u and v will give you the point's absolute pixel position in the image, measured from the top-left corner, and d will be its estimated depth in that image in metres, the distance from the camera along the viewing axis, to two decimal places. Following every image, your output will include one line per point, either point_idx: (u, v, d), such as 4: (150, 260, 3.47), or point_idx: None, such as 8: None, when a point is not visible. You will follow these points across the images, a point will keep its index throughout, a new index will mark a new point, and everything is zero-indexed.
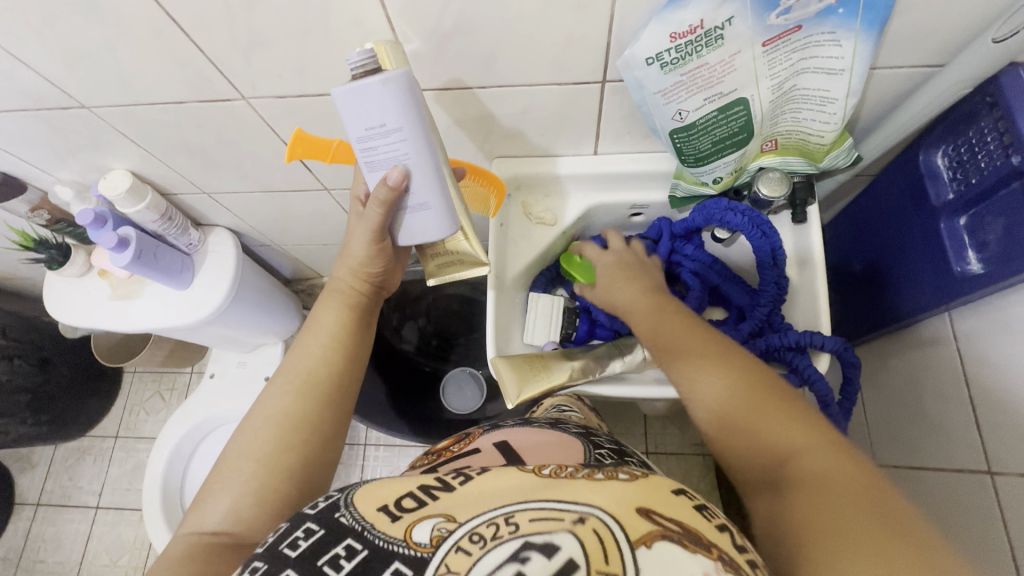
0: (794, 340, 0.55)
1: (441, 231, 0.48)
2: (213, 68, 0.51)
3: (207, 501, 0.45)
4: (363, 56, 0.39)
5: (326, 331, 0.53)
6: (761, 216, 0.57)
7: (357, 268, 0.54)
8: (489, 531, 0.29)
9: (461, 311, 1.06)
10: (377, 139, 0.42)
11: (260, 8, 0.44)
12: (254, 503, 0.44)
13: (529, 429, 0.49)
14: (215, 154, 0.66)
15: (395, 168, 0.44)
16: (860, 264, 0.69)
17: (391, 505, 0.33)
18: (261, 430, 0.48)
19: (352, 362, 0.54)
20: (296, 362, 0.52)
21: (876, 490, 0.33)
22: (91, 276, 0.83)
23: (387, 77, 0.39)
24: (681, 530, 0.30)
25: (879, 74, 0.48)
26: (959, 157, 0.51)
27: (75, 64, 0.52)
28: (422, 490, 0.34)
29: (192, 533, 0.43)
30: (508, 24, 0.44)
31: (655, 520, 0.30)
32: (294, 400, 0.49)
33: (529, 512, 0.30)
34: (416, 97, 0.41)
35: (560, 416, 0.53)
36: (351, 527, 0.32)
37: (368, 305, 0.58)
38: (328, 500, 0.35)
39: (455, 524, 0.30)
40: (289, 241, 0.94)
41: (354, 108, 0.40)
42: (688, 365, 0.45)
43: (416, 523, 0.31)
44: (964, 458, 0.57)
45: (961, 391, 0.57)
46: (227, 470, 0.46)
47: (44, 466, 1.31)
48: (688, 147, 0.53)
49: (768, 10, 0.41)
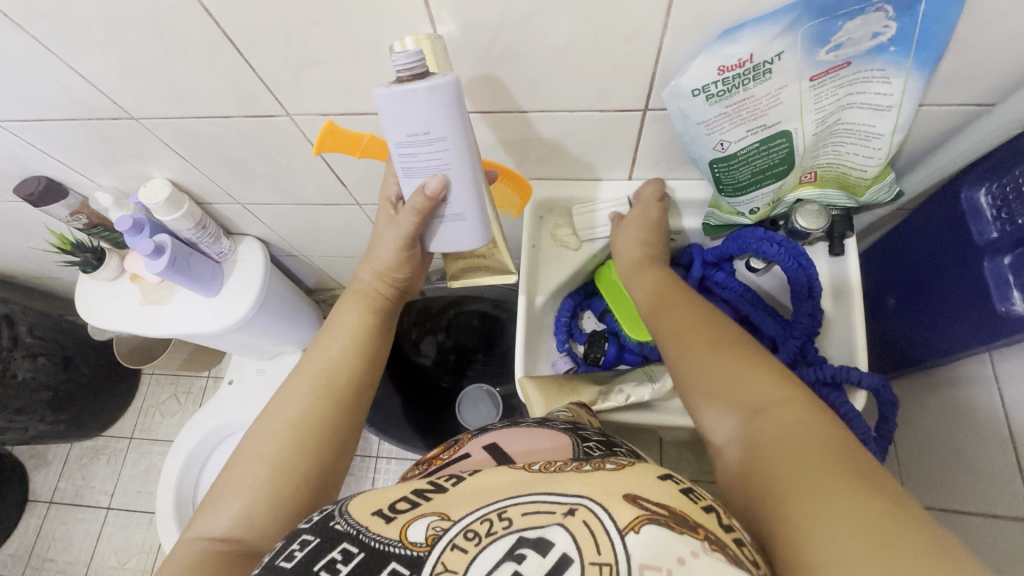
0: (831, 374, 0.54)
1: (475, 240, 0.49)
2: (262, 86, 0.53)
3: (217, 504, 0.43)
4: (410, 59, 0.37)
5: (348, 334, 0.53)
6: (798, 247, 0.56)
7: (383, 271, 0.55)
8: (483, 527, 0.28)
9: (481, 328, 1.03)
10: (419, 146, 0.41)
11: (316, 31, 0.46)
12: (268, 510, 0.42)
13: (515, 429, 0.44)
14: (254, 167, 0.68)
15: (435, 176, 0.43)
16: (895, 298, 0.69)
17: (385, 508, 0.32)
18: (280, 432, 0.46)
19: (369, 367, 0.53)
20: (314, 363, 0.51)
21: (846, 454, 0.32)
22: (123, 279, 0.84)
23: (434, 84, 0.38)
24: (669, 513, 0.28)
25: (925, 111, 0.48)
26: (1004, 196, 0.50)
27: (129, 77, 0.53)
28: (415, 492, 0.33)
29: (198, 540, 0.41)
30: (557, 53, 0.45)
31: (640, 506, 0.28)
32: (312, 404, 0.48)
33: (522, 506, 0.29)
34: (461, 107, 0.40)
35: (548, 416, 0.49)
36: (345, 532, 0.31)
37: (390, 308, 0.58)
38: (323, 512, 0.34)
39: (450, 522, 0.29)
40: (315, 252, 0.95)
41: (399, 113, 0.39)
42: (677, 333, 0.46)
43: (410, 523, 0.30)
44: (1006, 504, 0.55)
45: (1002, 434, 0.56)
46: (241, 473, 0.44)
47: (60, 463, 1.32)
48: (726, 177, 0.53)
49: (819, 46, 0.41)
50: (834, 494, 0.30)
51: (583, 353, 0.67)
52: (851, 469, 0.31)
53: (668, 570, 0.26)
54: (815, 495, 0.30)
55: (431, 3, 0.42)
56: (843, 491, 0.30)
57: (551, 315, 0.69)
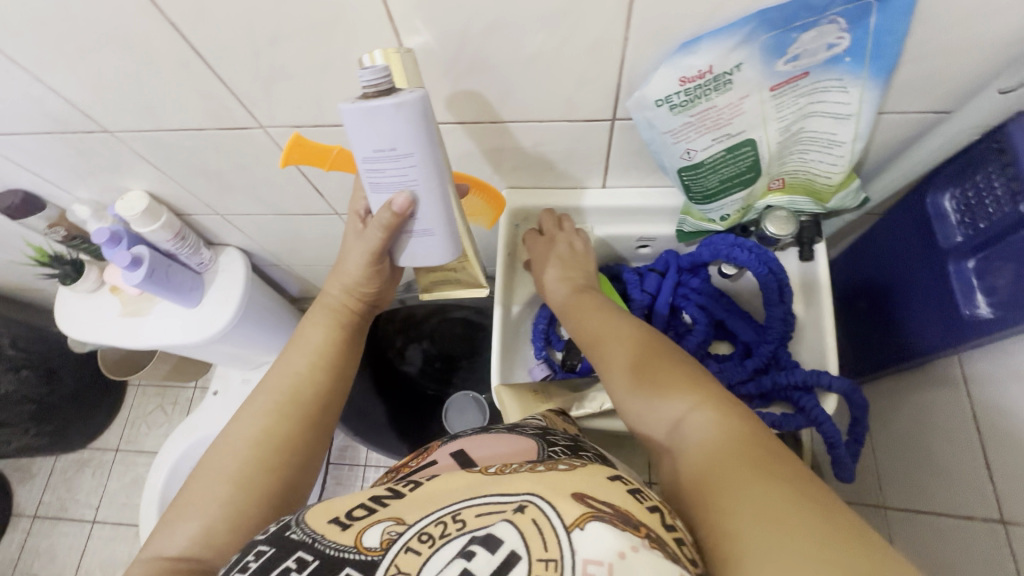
0: (802, 379, 0.54)
1: (444, 256, 0.49)
2: (233, 99, 0.53)
3: (174, 523, 0.42)
4: (376, 74, 0.38)
5: (313, 349, 0.53)
6: (769, 253, 0.57)
7: (350, 286, 0.55)
8: (437, 529, 0.28)
9: (465, 334, 1.02)
10: (386, 162, 0.41)
11: (283, 45, 0.46)
12: (228, 529, 0.42)
13: (483, 436, 0.45)
14: (231, 178, 0.68)
15: (402, 193, 0.43)
16: (868, 301, 0.69)
17: (342, 516, 0.32)
18: (241, 450, 0.46)
19: (336, 382, 0.54)
20: (279, 379, 0.51)
21: (756, 444, 0.34)
22: (102, 291, 0.84)
23: (400, 101, 0.38)
24: (616, 512, 0.29)
25: (886, 118, 0.49)
26: (966, 201, 0.51)
27: (100, 90, 0.53)
28: (374, 499, 0.33)
29: (154, 560, 0.40)
30: (522, 64, 0.46)
31: (587, 503, 0.29)
32: (277, 420, 0.48)
33: (475, 507, 0.29)
34: (429, 123, 0.41)
35: (519, 421, 0.49)
36: (301, 541, 0.31)
37: (357, 323, 0.58)
38: (281, 522, 0.34)
39: (405, 526, 0.29)
40: (298, 261, 0.95)
41: (365, 128, 0.39)
42: (599, 347, 0.48)
43: (366, 528, 0.30)
44: (976, 506, 0.56)
45: (972, 435, 0.56)
46: (202, 491, 0.44)
47: (44, 477, 1.30)
48: (695, 184, 0.54)
49: (777, 57, 0.42)
50: (767, 504, 0.30)
51: (561, 360, 0.67)
52: (778, 470, 0.32)
53: (609, 565, 0.26)
54: (738, 496, 0.31)
55: (395, 17, 0.42)
56: (754, 482, 0.31)
57: (527, 323, 0.69)
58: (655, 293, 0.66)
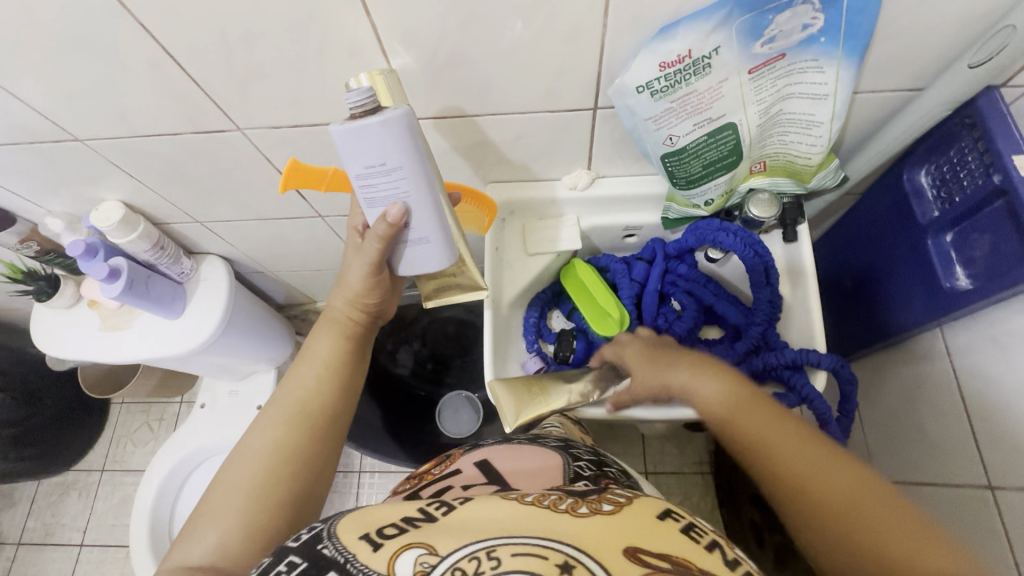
0: (791, 358, 0.55)
1: (441, 261, 0.47)
2: (209, 101, 0.52)
3: (192, 535, 0.42)
4: (362, 95, 0.38)
5: (321, 362, 0.52)
6: (753, 236, 0.58)
7: (353, 298, 0.52)
8: (471, 565, 0.28)
9: (457, 335, 1.05)
10: (376, 178, 0.41)
11: (257, 44, 0.45)
12: (243, 539, 0.42)
13: (503, 445, 0.48)
14: (209, 184, 0.66)
15: (395, 204, 0.43)
16: (851, 279, 0.70)
17: (373, 534, 0.32)
18: (255, 461, 0.46)
19: (346, 393, 0.52)
20: (288, 390, 0.50)
21: None
22: (80, 307, 0.81)
23: (385, 118, 0.38)
24: (673, 565, 0.29)
25: (861, 98, 0.49)
26: (942, 175, 0.53)
27: (68, 97, 0.52)
28: (405, 519, 0.33)
29: (177, 568, 0.39)
30: (502, 57, 0.45)
31: (641, 560, 0.29)
32: (288, 431, 0.47)
33: (513, 546, 0.29)
34: (415, 135, 0.40)
35: (541, 433, 0.54)
36: (333, 559, 0.31)
37: (364, 334, 0.55)
38: (312, 530, 0.34)
39: (437, 557, 0.29)
40: (282, 267, 0.94)
41: (353, 146, 0.39)
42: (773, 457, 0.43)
43: (397, 556, 0.30)
44: (964, 474, 0.57)
45: (957, 405, 0.58)
46: (213, 504, 0.43)
47: (27, 502, 1.26)
48: (679, 171, 0.54)
49: (753, 40, 0.43)
50: None
51: (553, 352, 0.68)
52: None
53: None
54: None
55: (371, 10, 0.42)
56: None
57: (520, 318, 0.69)
58: (644, 282, 0.66)
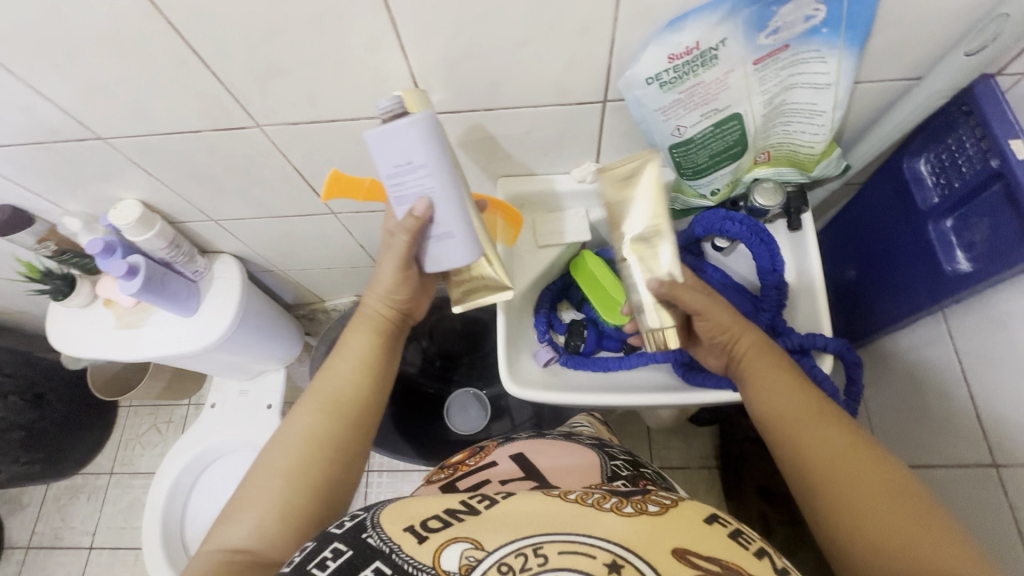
0: (798, 341, 0.56)
1: (465, 256, 0.48)
2: (230, 98, 0.53)
3: (231, 517, 0.45)
4: (392, 102, 0.41)
5: (356, 357, 0.53)
6: (759, 225, 0.59)
7: (385, 294, 0.54)
8: (518, 561, 0.31)
9: (464, 331, 1.06)
10: (405, 176, 0.43)
11: (279, 40, 0.47)
12: (278, 521, 0.44)
13: (540, 442, 0.54)
14: (225, 180, 0.68)
15: (422, 200, 0.44)
16: (855, 267, 0.72)
17: (417, 526, 0.34)
18: (290, 446, 0.47)
19: (379, 383, 0.53)
20: (323, 379, 0.52)
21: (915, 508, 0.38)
22: (96, 306, 0.83)
23: (414, 119, 0.41)
24: (722, 568, 0.31)
25: (862, 88, 0.51)
26: (941, 164, 0.54)
27: (92, 96, 0.53)
28: (448, 512, 0.35)
29: (216, 551, 0.43)
30: (516, 50, 0.47)
31: (689, 562, 0.31)
32: (322, 418, 0.49)
33: (558, 544, 0.32)
34: (439, 135, 0.43)
35: (574, 431, 0.59)
36: (379, 548, 0.34)
37: (396, 334, 0.57)
38: (355, 519, 0.36)
39: (483, 552, 0.32)
40: (293, 266, 0.95)
41: (383, 148, 0.41)
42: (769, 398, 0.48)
43: (444, 549, 0.33)
44: (968, 453, 0.59)
45: (960, 386, 0.59)
46: (250, 489, 0.46)
47: (36, 506, 1.27)
48: (687, 161, 0.56)
49: (757, 32, 0.45)
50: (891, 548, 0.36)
51: (564, 342, 0.69)
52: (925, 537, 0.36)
53: None
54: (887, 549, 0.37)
55: (391, 5, 0.43)
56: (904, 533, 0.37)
57: (530, 308, 0.70)
58: None
